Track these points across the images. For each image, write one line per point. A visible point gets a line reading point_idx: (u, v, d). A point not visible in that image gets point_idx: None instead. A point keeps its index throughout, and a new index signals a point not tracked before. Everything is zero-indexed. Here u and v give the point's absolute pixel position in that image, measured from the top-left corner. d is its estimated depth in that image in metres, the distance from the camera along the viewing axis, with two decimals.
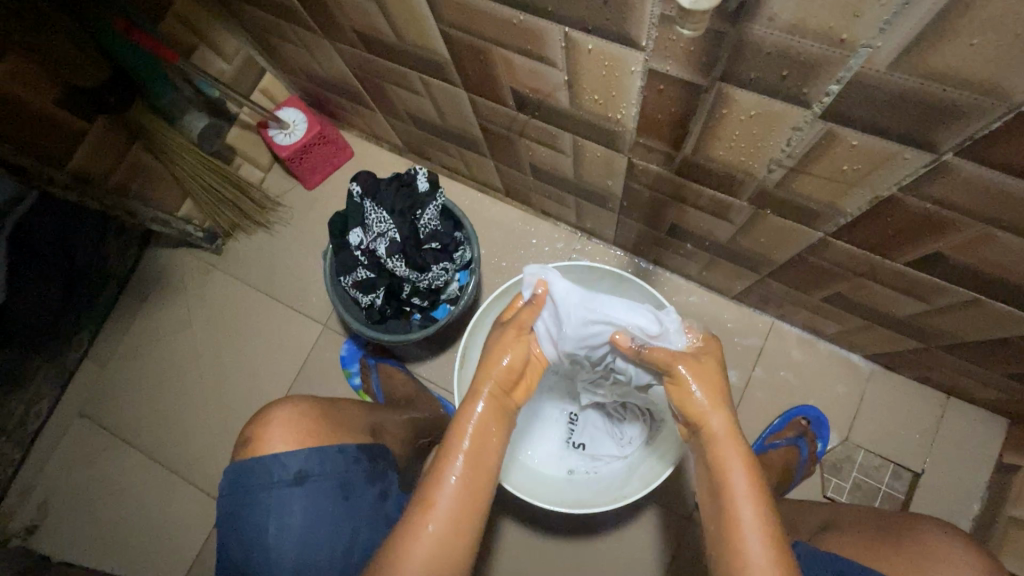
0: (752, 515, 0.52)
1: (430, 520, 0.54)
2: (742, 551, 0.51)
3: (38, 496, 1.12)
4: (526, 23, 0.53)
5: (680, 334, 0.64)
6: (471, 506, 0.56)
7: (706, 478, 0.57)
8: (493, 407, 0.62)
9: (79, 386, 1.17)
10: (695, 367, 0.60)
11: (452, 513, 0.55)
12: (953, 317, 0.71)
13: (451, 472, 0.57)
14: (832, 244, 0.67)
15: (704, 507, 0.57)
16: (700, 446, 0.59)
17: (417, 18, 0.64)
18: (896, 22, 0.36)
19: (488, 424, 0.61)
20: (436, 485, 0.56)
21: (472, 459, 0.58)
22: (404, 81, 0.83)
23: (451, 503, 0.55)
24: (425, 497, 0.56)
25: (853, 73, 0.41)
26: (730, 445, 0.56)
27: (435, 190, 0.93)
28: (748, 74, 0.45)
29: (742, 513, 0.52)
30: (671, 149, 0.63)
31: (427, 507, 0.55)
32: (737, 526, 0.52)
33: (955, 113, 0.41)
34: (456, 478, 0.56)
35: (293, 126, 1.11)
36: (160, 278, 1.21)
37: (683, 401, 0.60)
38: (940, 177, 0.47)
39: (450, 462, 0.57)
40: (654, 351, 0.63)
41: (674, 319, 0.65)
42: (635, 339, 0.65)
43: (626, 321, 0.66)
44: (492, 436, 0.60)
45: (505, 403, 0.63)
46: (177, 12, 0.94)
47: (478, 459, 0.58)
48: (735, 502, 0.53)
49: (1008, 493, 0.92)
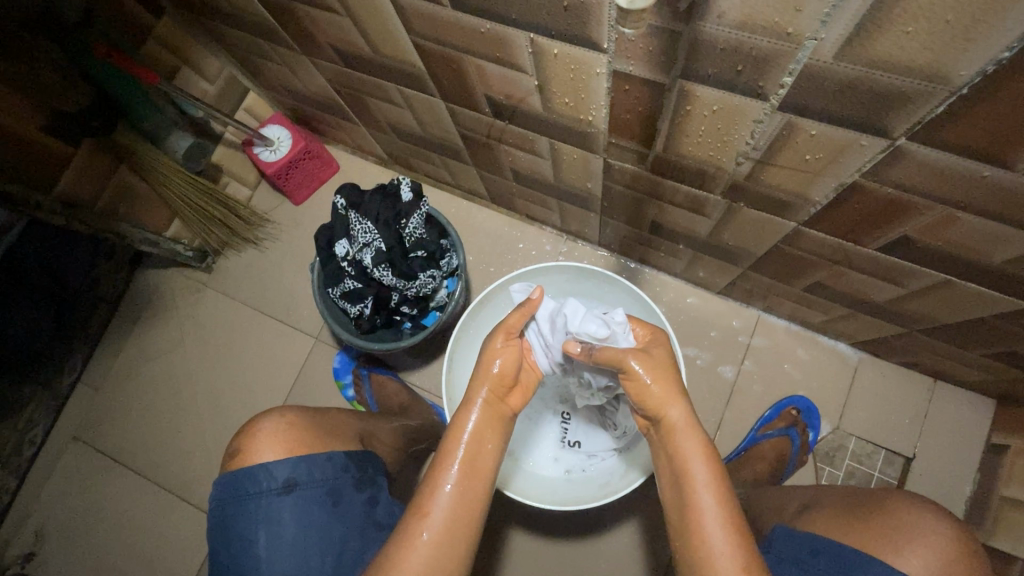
0: (713, 504, 0.53)
1: (425, 528, 0.55)
2: (704, 538, 0.52)
3: (35, 522, 1.12)
4: (493, 32, 0.55)
5: (628, 334, 0.66)
6: (466, 513, 0.57)
7: (667, 469, 0.58)
8: (487, 414, 0.62)
9: (73, 410, 1.17)
10: (644, 358, 0.61)
11: (447, 522, 0.55)
12: (928, 300, 0.73)
13: (447, 479, 0.57)
14: (806, 233, 0.68)
15: (666, 496, 0.58)
16: (660, 437, 0.60)
17: (390, 32, 0.65)
18: (835, 15, 0.38)
19: (484, 430, 0.61)
20: (430, 495, 0.57)
21: (467, 468, 0.58)
22: (383, 94, 0.85)
23: (446, 511, 0.56)
24: (421, 505, 0.57)
25: (803, 64, 0.43)
26: (686, 434, 0.57)
27: (419, 199, 0.95)
28: (706, 71, 0.47)
29: (704, 503, 0.53)
30: (644, 148, 0.65)
31: (423, 515, 0.56)
32: (698, 515, 0.53)
33: (903, 100, 0.42)
34: (450, 486, 0.57)
35: (278, 142, 1.13)
36: (150, 298, 1.21)
37: (641, 394, 0.60)
38: (897, 161, 0.49)
39: (447, 470, 0.58)
40: (604, 351, 0.63)
41: (621, 320, 0.66)
42: (585, 345, 0.66)
43: (579, 328, 0.66)
44: (486, 444, 0.61)
45: (501, 408, 0.64)
46: (159, 37, 0.95)
47: (475, 466, 0.59)
48: (696, 493, 0.54)
49: (1000, 473, 0.93)
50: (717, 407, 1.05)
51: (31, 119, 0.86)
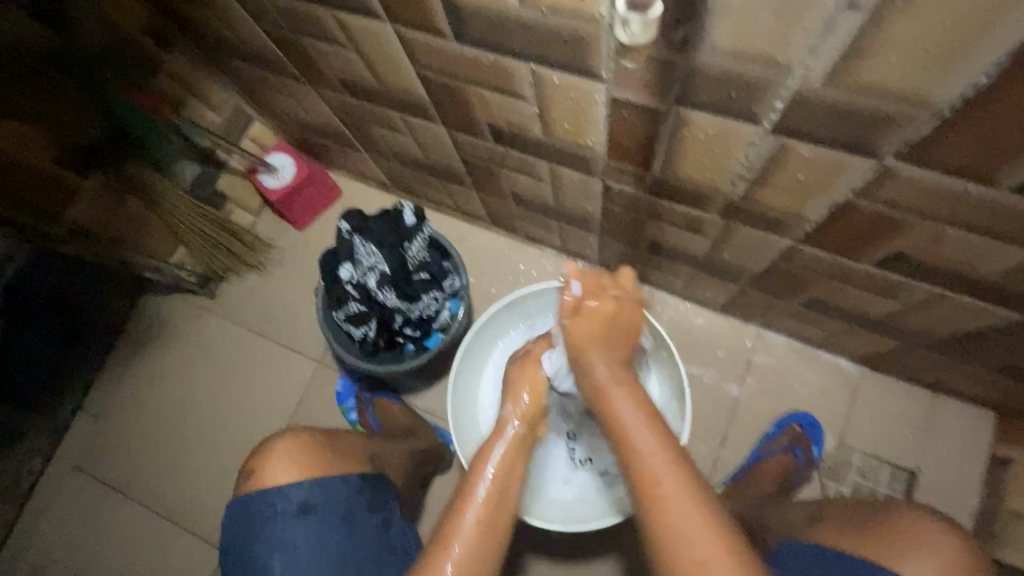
0: (672, 474, 0.50)
1: (449, 559, 0.54)
2: (654, 484, 0.50)
3: (32, 555, 1.10)
4: (494, 62, 0.57)
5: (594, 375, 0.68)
6: (487, 542, 0.56)
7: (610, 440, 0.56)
8: (515, 443, 0.64)
9: (74, 438, 1.17)
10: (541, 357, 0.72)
11: (471, 545, 0.55)
12: (923, 313, 0.74)
13: (472, 504, 0.57)
14: (801, 250, 0.70)
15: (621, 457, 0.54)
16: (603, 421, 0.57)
17: (394, 62, 0.68)
18: (822, 45, 0.40)
19: (510, 459, 0.62)
20: (454, 520, 0.57)
21: (492, 499, 0.58)
22: (386, 121, 0.87)
23: (471, 535, 0.56)
24: (445, 532, 0.56)
25: (793, 91, 0.45)
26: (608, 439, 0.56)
27: (421, 223, 0.97)
28: (701, 98, 0.49)
29: (640, 440, 0.52)
30: (642, 170, 0.67)
31: (447, 540, 0.55)
32: (641, 459, 0.51)
33: (892, 122, 0.44)
34: (473, 514, 0.57)
35: (282, 170, 1.17)
36: (154, 324, 1.22)
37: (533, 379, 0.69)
38: (886, 181, 0.51)
39: (470, 500, 0.58)
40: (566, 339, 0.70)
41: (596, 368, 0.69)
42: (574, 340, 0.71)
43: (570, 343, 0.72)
44: (514, 471, 0.62)
45: (528, 439, 0.66)
46: (170, 70, 0.97)
47: (500, 501, 0.59)
48: (629, 431, 0.53)
49: (1005, 485, 0.93)
50: (720, 425, 1.06)
51: (42, 151, 0.90)
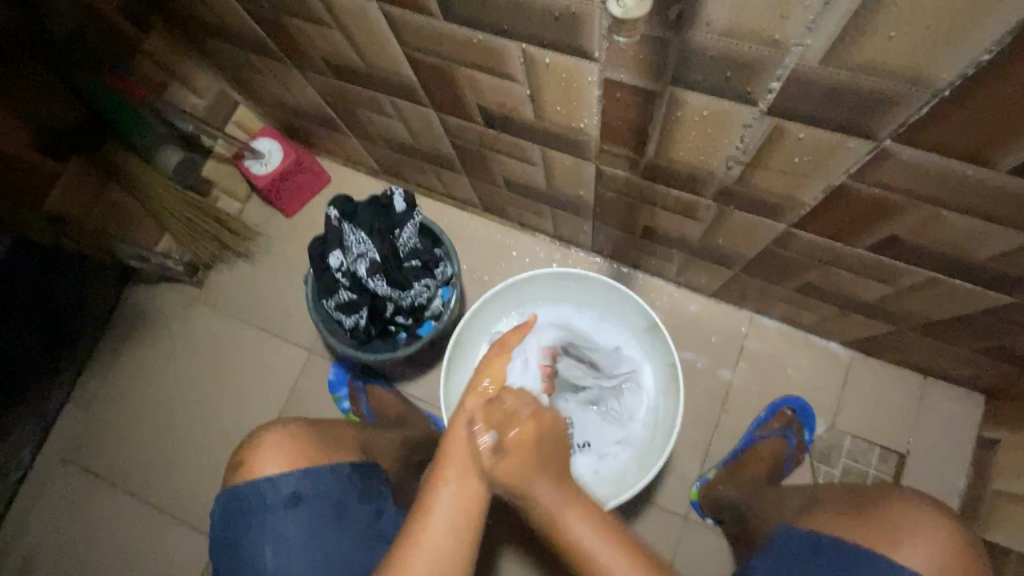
0: (615, 559, 0.52)
1: (426, 530, 0.53)
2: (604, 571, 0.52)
3: (22, 547, 1.09)
4: (483, 41, 0.56)
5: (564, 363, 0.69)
6: (465, 517, 0.54)
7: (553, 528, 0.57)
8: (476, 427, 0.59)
9: (62, 430, 1.15)
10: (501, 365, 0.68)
11: (449, 521, 0.53)
12: (916, 297, 0.74)
13: (446, 480, 0.55)
14: (795, 234, 0.69)
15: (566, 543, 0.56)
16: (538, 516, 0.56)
17: (381, 43, 0.66)
18: (819, 22, 0.39)
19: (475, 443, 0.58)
20: (431, 494, 0.55)
21: (463, 469, 0.56)
22: (374, 105, 0.85)
23: (449, 511, 0.53)
24: (424, 506, 0.54)
25: (789, 70, 0.44)
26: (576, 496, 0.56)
27: (412, 209, 0.94)
28: (696, 78, 0.48)
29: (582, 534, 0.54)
30: (636, 154, 0.65)
31: (424, 515, 0.53)
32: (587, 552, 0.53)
33: (889, 102, 0.43)
34: (452, 485, 0.55)
35: (269, 156, 1.14)
36: (141, 314, 1.20)
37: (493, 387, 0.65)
38: (882, 163, 0.50)
39: (442, 476, 0.55)
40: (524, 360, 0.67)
41: None
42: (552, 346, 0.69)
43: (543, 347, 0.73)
44: (483, 453, 0.58)
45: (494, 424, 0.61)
46: (147, 52, 0.94)
47: (474, 471, 0.56)
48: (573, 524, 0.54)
49: (992, 466, 0.94)
50: (713, 410, 1.06)
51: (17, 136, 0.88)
